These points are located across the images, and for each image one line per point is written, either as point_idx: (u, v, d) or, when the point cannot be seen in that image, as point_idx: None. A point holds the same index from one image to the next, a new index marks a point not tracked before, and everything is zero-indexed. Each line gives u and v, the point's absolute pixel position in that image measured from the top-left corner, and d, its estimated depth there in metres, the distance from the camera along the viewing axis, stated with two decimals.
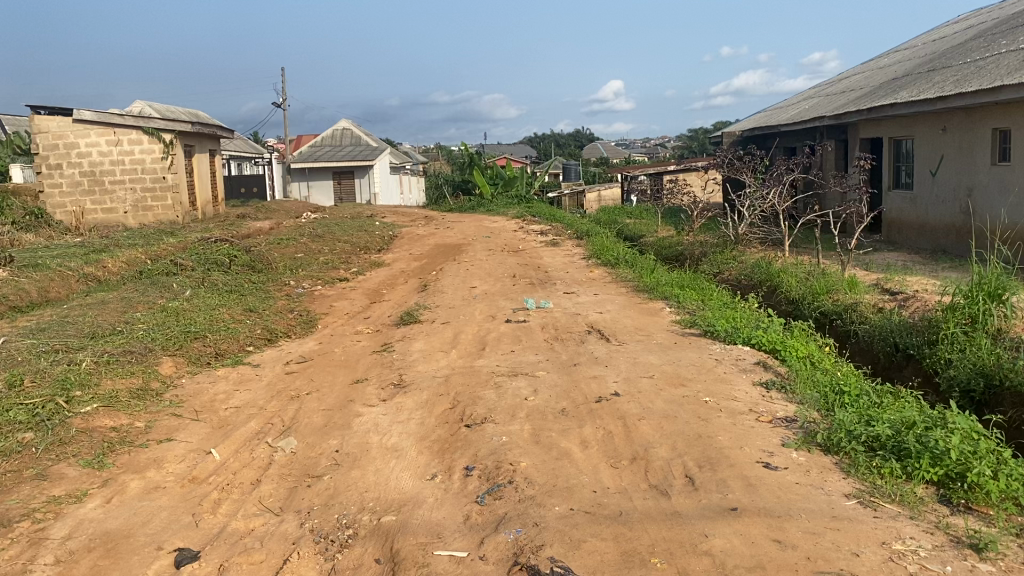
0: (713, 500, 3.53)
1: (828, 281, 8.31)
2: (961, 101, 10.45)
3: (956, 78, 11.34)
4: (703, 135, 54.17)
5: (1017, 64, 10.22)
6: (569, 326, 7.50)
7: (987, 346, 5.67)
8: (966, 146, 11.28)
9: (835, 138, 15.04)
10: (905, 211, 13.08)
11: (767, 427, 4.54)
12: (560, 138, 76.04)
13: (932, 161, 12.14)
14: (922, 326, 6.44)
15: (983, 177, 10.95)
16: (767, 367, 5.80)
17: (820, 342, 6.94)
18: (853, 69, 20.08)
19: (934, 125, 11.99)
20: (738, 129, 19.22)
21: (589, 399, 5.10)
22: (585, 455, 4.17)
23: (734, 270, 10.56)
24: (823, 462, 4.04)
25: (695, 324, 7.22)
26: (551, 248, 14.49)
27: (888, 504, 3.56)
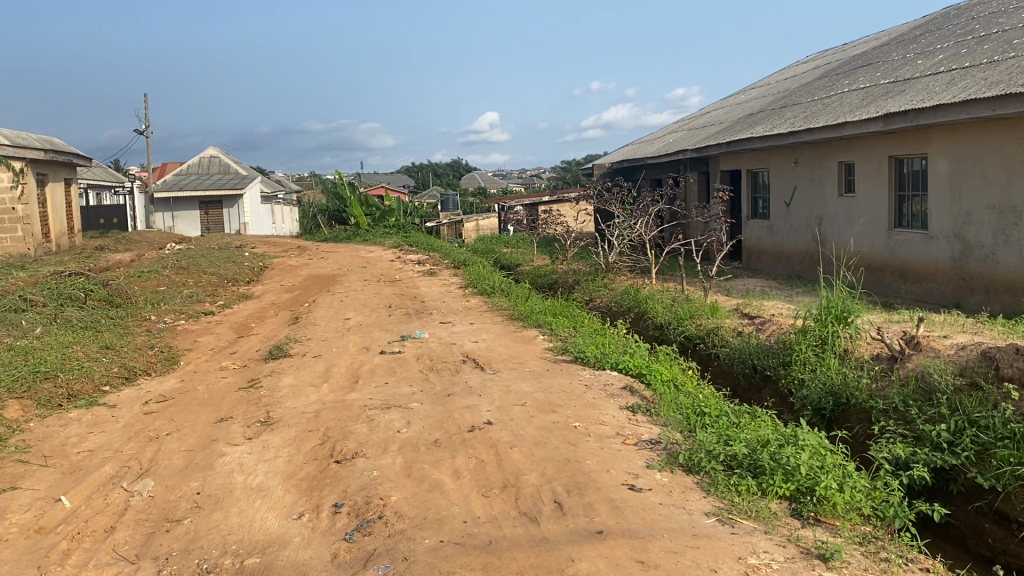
0: (581, 524, 3.60)
1: (691, 306, 8.65)
2: (808, 137, 11.20)
3: (805, 115, 12.13)
4: (574, 167, 55.79)
5: (858, 102, 11.05)
6: (444, 355, 7.52)
7: (834, 366, 6.03)
8: (816, 179, 12.04)
9: (698, 170, 15.76)
10: (763, 239, 13.82)
11: (633, 449, 4.67)
12: (437, 168, 76.53)
13: (786, 193, 12.89)
14: (777, 348, 6.81)
15: (831, 208, 11.71)
16: (634, 391, 5.97)
17: (684, 365, 7.22)
18: (712, 105, 21.17)
19: (787, 158, 12.75)
20: (608, 161, 19.88)
21: (461, 429, 5.12)
22: (457, 485, 4.17)
23: (605, 297, 10.86)
24: (684, 482, 4.18)
25: (566, 351, 7.38)
26: (427, 277, 14.48)
27: (745, 520, 3.72)
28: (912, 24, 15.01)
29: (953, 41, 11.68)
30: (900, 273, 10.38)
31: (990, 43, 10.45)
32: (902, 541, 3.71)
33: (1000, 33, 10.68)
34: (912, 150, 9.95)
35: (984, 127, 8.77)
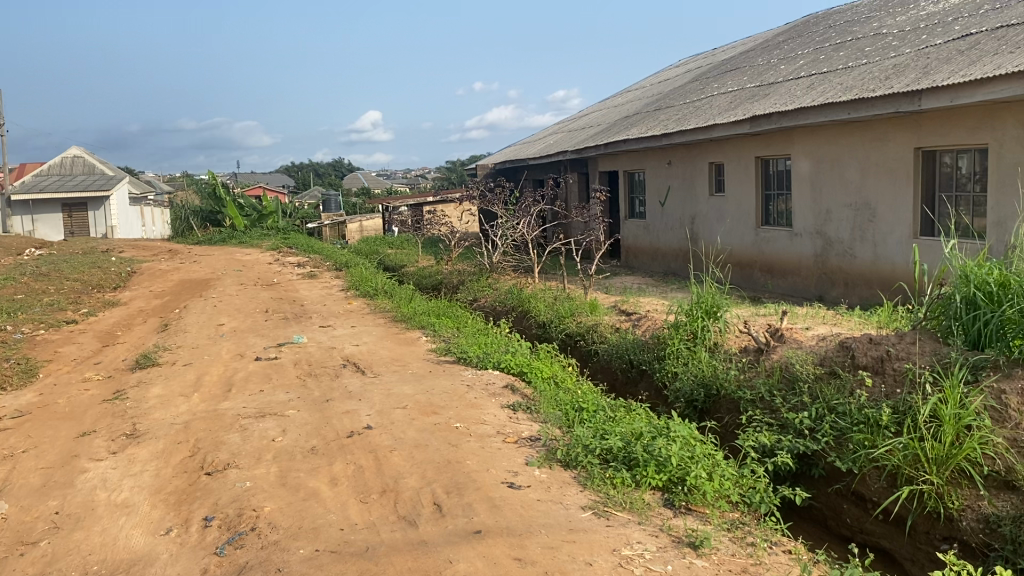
0: (459, 524, 3.60)
1: (572, 304, 8.80)
2: (681, 138, 11.57)
3: (678, 117, 12.53)
4: (457, 167, 55.98)
5: (726, 105, 11.50)
6: (323, 360, 7.38)
7: (705, 358, 6.26)
8: (689, 179, 12.46)
9: (577, 171, 16.04)
10: (640, 237, 14.20)
11: (513, 447, 4.71)
12: (319, 168, 75.23)
13: (661, 192, 13.28)
14: (651, 343, 7.01)
15: (703, 207, 12.15)
16: (515, 389, 6.02)
17: (563, 362, 7.33)
18: (591, 107, 21.61)
19: (662, 159, 13.14)
20: (490, 162, 19.98)
21: (340, 435, 5.03)
22: (334, 493, 4.10)
23: (488, 297, 10.91)
24: (562, 477, 4.25)
25: (448, 352, 7.36)
26: (307, 280, 14.18)
27: (620, 512, 3.81)
28: (775, 30, 15.76)
29: (812, 47, 12.33)
30: (768, 269, 10.88)
31: (845, 50, 11.08)
32: (767, 525, 3.88)
33: (854, 40, 11.34)
34: (776, 151, 10.43)
35: (841, 130, 9.28)
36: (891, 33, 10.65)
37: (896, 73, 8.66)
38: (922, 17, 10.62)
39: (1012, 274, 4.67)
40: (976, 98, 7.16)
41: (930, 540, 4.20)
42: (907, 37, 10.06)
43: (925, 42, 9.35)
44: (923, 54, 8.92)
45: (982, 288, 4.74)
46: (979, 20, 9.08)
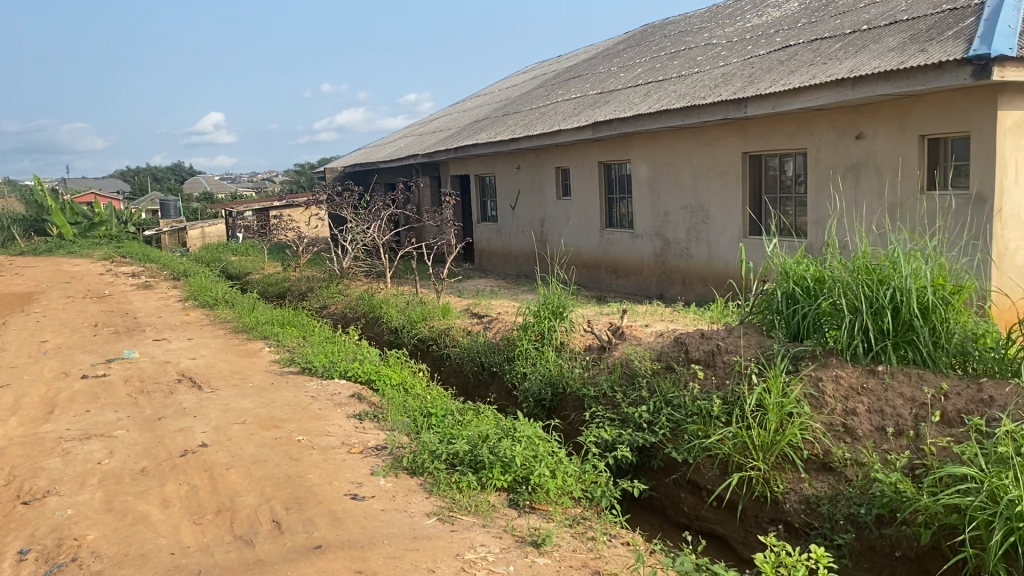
0: (298, 541, 3.51)
1: (422, 309, 8.76)
2: (528, 143, 11.76)
3: (525, 122, 12.74)
4: (306, 171, 54.81)
5: (570, 111, 11.80)
6: (157, 376, 7.01)
7: (552, 359, 6.37)
8: (536, 183, 12.69)
9: (428, 175, 16.01)
10: (492, 241, 14.35)
11: (358, 458, 4.63)
12: (158, 172, 71.68)
13: (511, 196, 13.47)
14: (500, 345, 7.07)
15: (551, 210, 12.41)
16: (361, 398, 5.93)
17: (413, 367, 7.29)
18: (441, 112, 21.64)
19: (510, 163, 13.31)
20: (339, 165, 19.63)
21: (173, 454, 4.80)
22: (165, 515, 3.91)
23: (337, 304, 10.70)
24: (408, 485, 4.22)
25: (293, 362, 7.17)
26: (143, 291, 13.45)
27: (465, 516, 3.82)
28: (616, 39, 16.31)
29: (650, 55, 12.83)
30: (612, 269, 11.24)
31: (679, 59, 11.60)
32: (607, 518, 3.98)
33: (687, 50, 11.89)
34: (618, 155, 10.78)
35: (676, 136, 9.71)
36: (720, 43, 11.23)
37: (724, 82, 9.14)
38: (748, 29, 11.26)
39: (826, 270, 5.00)
40: (795, 105, 7.65)
41: (758, 522, 4.39)
42: (735, 47, 10.64)
43: (750, 53, 9.91)
44: (749, 64, 9.45)
45: (800, 283, 5.08)
46: (797, 32, 9.73)
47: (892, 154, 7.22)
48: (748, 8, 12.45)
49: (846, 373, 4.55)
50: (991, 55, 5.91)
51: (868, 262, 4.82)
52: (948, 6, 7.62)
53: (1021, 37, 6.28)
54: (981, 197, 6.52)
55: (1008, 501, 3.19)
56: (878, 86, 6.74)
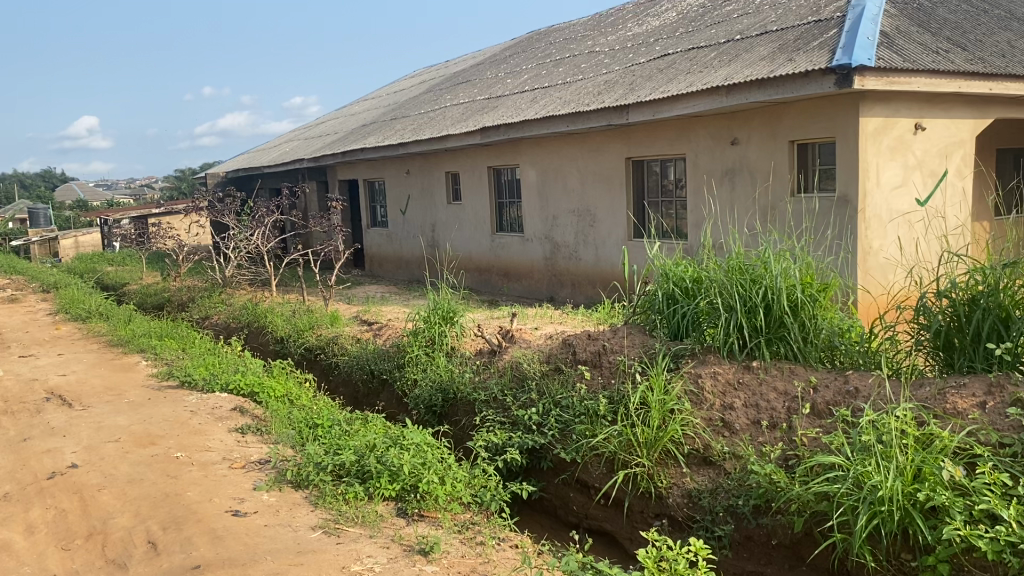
0: (175, 562, 3.38)
1: (309, 318, 8.59)
2: (416, 148, 11.72)
3: (413, 127, 12.68)
4: (188, 176, 52.93)
5: (458, 116, 11.82)
6: (23, 395, 6.62)
7: (443, 364, 6.34)
8: (426, 188, 12.65)
9: (315, 180, 15.72)
10: (383, 246, 14.21)
11: (240, 473, 4.50)
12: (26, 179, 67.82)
13: (400, 201, 13.38)
14: (389, 352, 6.99)
15: (441, 215, 12.40)
16: (244, 411, 5.76)
17: (300, 378, 7.12)
18: (327, 116, 21.29)
19: (399, 168, 13.22)
20: (222, 170, 19.04)
21: (39, 477, 4.54)
22: (30, 543, 3.69)
23: (221, 313, 10.36)
24: (292, 499, 4.13)
25: (171, 376, 6.90)
26: (7, 305, 12.67)
27: (351, 527, 3.76)
28: (503, 45, 16.44)
29: (535, 62, 12.99)
30: (503, 273, 11.32)
31: (563, 66, 11.78)
32: (496, 522, 3.99)
33: (572, 57, 12.09)
34: (505, 160, 10.87)
35: (562, 141, 9.86)
36: (603, 51, 11.48)
37: (607, 89, 9.34)
38: (629, 37, 11.55)
39: (703, 270, 5.17)
40: (674, 112, 7.89)
41: (643, 517, 4.46)
42: (617, 55, 10.89)
43: (631, 60, 10.17)
44: (630, 71, 9.70)
45: (679, 284, 5.23)
46: (675, 41, 10.03)
47: (764, 158, 7.54)
48: (629, 17, 12.76)
49: (723, 369, 4.73)
50: (852, 65, 6.24)
51: (742, 262, 5.01)
52: (814, 18, 8.02)
53: (878, 48, 6.66)
54: (846, 199, 6.88)
55: (870, 486, 3.36)
56: (750, 93, 7.02)
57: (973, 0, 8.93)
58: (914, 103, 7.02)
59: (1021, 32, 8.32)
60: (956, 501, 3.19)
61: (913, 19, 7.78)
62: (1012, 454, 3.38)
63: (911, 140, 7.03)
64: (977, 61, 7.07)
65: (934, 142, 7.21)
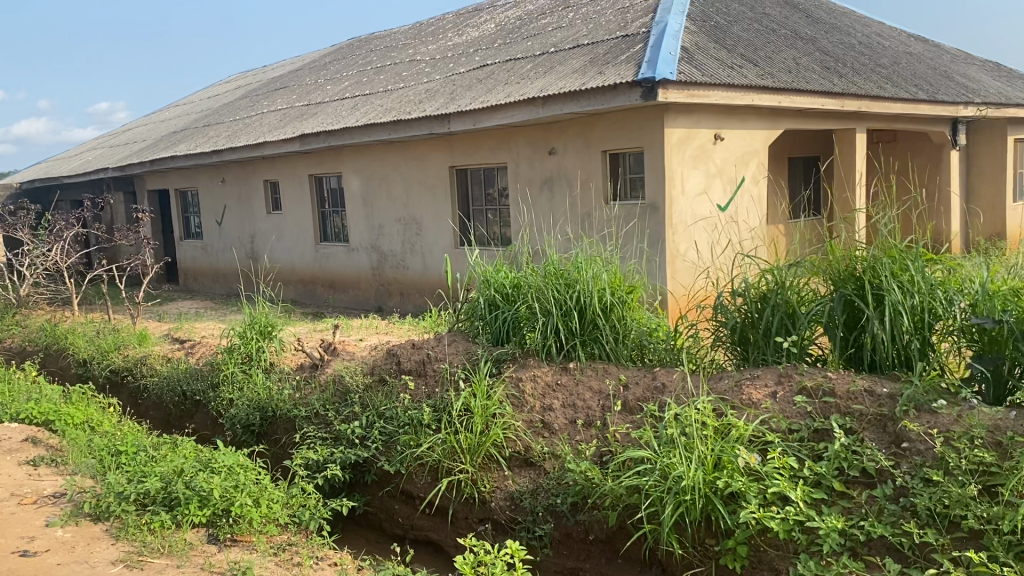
0: None
1: (116, 337, 8.06)
2: (232, 155, 11.28)
3: (228, 134, 12.19)
4: None
5: (276, 123, 11.48)
6: None
7: (260, 381, 6.09)
8: (243, 197, 12.19)
9: (121, 190, 14.78)
10: (198, 259, 13.56)
11: (30, 510, 4.14)
12: None
13: (216, 211, 12.82)
14: (203, 372, 6.66)
15: (261, 226, 11.99)
16: (37, 442, 5.31)
17: (104, 403, 6.65)
18: (135, 122, 20.10)
19: (214, 177, 12.66)
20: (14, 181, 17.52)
21: None
22: None
23: (14, 336, 9.52)
24: (91, 533, 3.84)
25: None
26: None
27: (157, 558, 3.55)
28: (323, 51, 16.13)
29: (356, 69, 12.82)
30: (329, 284, 11.08)
31: (384, 74, 11.71)
32: (315, 540, 3.89)
33: (393, 65, 12.04)
34: (326, 168, 10.65)
35: (383, 149, 9.79)
36: (424, 60, 11.50)
37: (427, 97, 9.36)
38: (449, 47, 11.63)
39: (521, 276, 5.28)
40: (493, 121, 8.02)
41: (468, 523, 4.48)
42: (437, 64, 10.94)
43: (451, 70, 10.26)
44: (450, 80, 9.77)
45: (500, 290, 5.31)
46: (493, 52, 10.20)
47: (580, 166, 7.79)
48: (449, 26, 12.87)
49: (541, 371, 4.83)
50: (656, 78, 6.58)
51: (558, 267, 5.15)
52: (622, 33, 8.39)
53: (680, 63, 7.06)
54: (655, 205, 7.23)
55: (675, 477, 3.54)
56: (565, 104, 7.24)
57: (764, 20, 9.63)
58: (714, 114, 7.48)
59: (805, 50, 9.06)
60: (751, 485, 3.41)
61: (711, 36, 8.30)
62: (800, 439, 3.66)
63: (711, 149, 7.48)
64: (767, 76, 7.63)
65: (732, 151, 7.71)
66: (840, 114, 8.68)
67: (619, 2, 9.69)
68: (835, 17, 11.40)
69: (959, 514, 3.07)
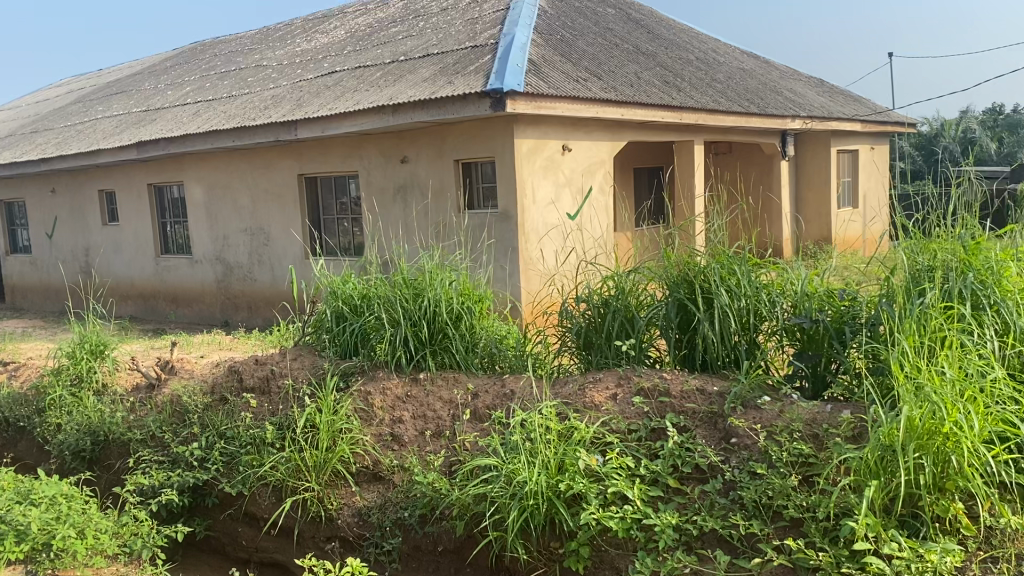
0: None
1: None
2: (62, 163, 10.60)
3: (57, 141, 11.45)
4: None
5: (111, 130, 10.89)
6: None
7: (91, 404, 5.74)
8: (76, 208, 11.48)
9: None
10: (26, 275, 12.66)
11: None
12: None
13: (46, 224, 12.02)
14: (27, 396, 6.21)
15: (96, 239, 11.33)
16: None
17: None
18: None
19: (43, 187, 11.87)
20: None
21: None
22: None
23: None
24: None
25: None
26: None
27: None
28: (163, 55, 15.44)
29: (198, 74, 12.33)
30: (171, 299, 10.60)
31: (228, 80, 11.32)
32: None
33: (238, 70, 11.65)
34: (166, 177, 10.19)
35: (228, 158, 9.46)
36: (271, 66, 11.20)
37: (273, 104, 9.11)
38: (297, 53, 11.38)
39: (368, 287, 5.22)
40: (342, 129, 7.89)
41: (315, 542, 4.35)
42: (284, 71, 10.67)
43: (299, 76, 10.03)
44: (298, 87, 9.55)
45: (347, 302, 5.23)
46: (343, 59, 10.05)
47: (431, 176, 7.79)
48: (297, 32, 12.60)
49: (391, 383, 4.78)
50: (503, 89, 6.66)
51: (406, 277, 5.12)
52: (470, 43, 8.46)
53: (526, 75, 7.18)
54: (505, 214, 7.31)
55: (519, 482, 3.58)
56: (414, 113, 7.21)
57: (607, 34, 9.95)
58: (561, 125, 7.65)
59: (646, 64, 9.42)
60: (591, 487, 3.49)
61: (557, 49, 8.49)
62: (638, 439, 3.78)
63: (559, 159, 7.64)
64: (611, 89, 7.88)
65: (580, 161, 7.91)
66: (680, 126, 9.07)
67: (468, 13, 9.77)
68: (675, 33, 11.92)
69: (781, 505, 3.25)
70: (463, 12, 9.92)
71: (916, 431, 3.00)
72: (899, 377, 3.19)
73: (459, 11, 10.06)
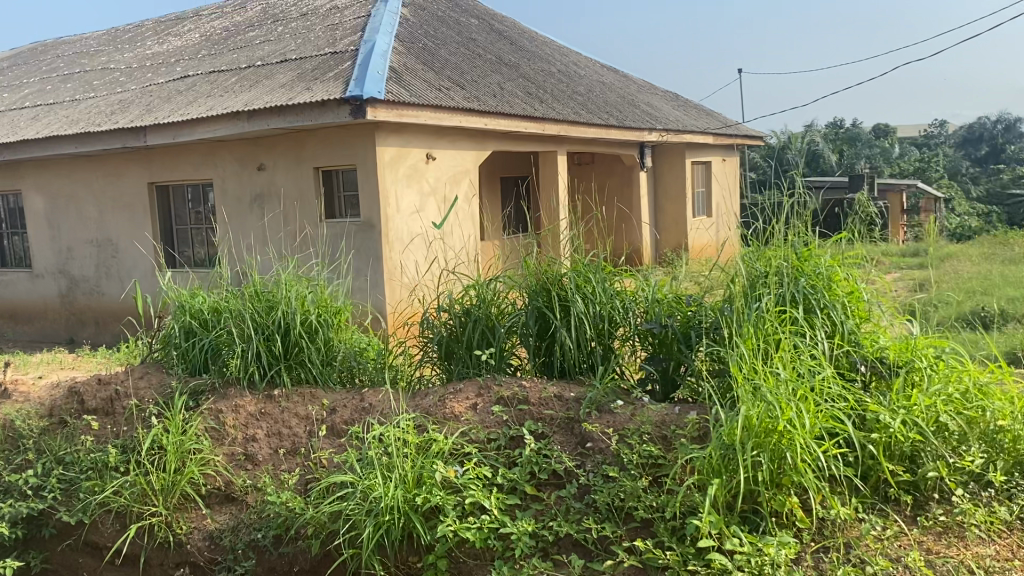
0: None
1: None
2: None
3: None
4: None
5: None
6: None
7: None
8: None
9: None
10: None
11: None
12: None
13: None
14: None
15: None
16: None
17: None
18: None
19: None
20: None
21: None
22: None
23: None
24: None
25: None
26: None
27: None
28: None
29: (38, 76, 11.60)
30: (9, 315, 9.91)
31: (72, 83, 10.70)
32: None
33: (82, 73, 11.03)
34: (2, 186, 9.55)
35: (71, 165, 8.95)
36: (118, 68, 10.66)
37: (120, 109, 8.68)
38: (148, 56, 10.89)
39: (220, 301, 5.04)
40: (194, 136, 7.60)
41: (163, 570, 4.12)
42: (133, 74, 10.18)
43: (149, 80, 9.59)
44: (147, 92, 9.14)
45: (197, 317, 5.03)
46: (196, 63, 9.69)
47: (289, 185, 7.61)
48: (148, 34, 12.06)
49: (244, 401, 4.63)
50: (363, 96, 6.58)
51: (259, 289, 4.99)
52: (330, 50, 8.32)
53: (387, 83, 7.12)
54: (367, 223, 7.22)
55: (375, 497, 3.52)
56: (271, 120, 7.03)
57: (470, 44, 10.01)
58: (424, 134, 7.63)
59: (509, 75, 9.53)
60: (448, 498, 3.49)
61: (419, 58, 8.47)
62: (497, 448, 3.80)
63: (422, 168, 7.62)
64: (473, 99, 7.92)
65: (443, 171, 7.91)
66: (542, 137, 9.22)
67: (328, 19, 9.61)
68: (537, 45, 12.13)
69: (632, 506, 3.34)
70: (324, 18, 9.75)
71: (753, 429, 3.15)
72: (739, 377, 3.34)
73: (319, 17, 9.88)
